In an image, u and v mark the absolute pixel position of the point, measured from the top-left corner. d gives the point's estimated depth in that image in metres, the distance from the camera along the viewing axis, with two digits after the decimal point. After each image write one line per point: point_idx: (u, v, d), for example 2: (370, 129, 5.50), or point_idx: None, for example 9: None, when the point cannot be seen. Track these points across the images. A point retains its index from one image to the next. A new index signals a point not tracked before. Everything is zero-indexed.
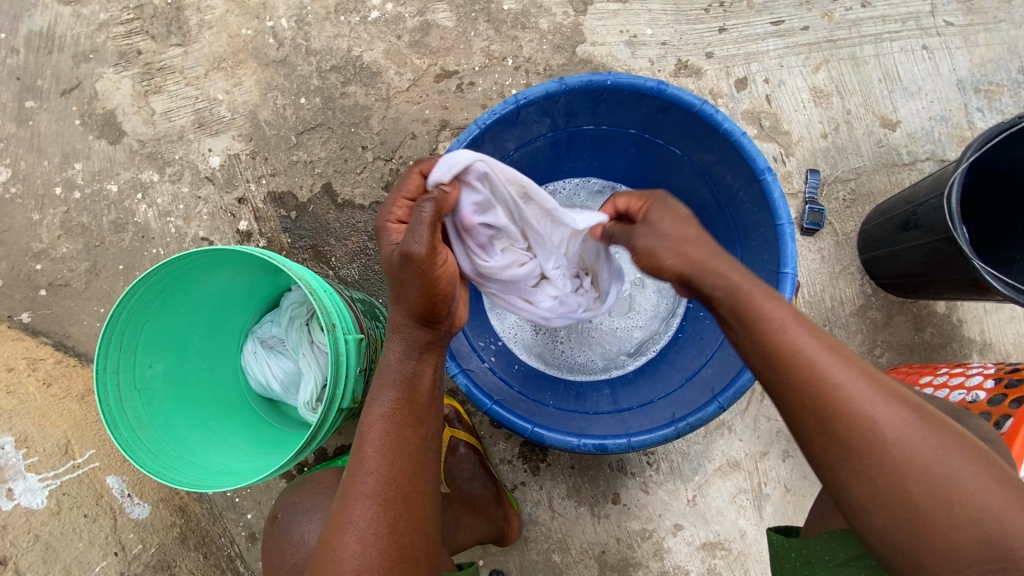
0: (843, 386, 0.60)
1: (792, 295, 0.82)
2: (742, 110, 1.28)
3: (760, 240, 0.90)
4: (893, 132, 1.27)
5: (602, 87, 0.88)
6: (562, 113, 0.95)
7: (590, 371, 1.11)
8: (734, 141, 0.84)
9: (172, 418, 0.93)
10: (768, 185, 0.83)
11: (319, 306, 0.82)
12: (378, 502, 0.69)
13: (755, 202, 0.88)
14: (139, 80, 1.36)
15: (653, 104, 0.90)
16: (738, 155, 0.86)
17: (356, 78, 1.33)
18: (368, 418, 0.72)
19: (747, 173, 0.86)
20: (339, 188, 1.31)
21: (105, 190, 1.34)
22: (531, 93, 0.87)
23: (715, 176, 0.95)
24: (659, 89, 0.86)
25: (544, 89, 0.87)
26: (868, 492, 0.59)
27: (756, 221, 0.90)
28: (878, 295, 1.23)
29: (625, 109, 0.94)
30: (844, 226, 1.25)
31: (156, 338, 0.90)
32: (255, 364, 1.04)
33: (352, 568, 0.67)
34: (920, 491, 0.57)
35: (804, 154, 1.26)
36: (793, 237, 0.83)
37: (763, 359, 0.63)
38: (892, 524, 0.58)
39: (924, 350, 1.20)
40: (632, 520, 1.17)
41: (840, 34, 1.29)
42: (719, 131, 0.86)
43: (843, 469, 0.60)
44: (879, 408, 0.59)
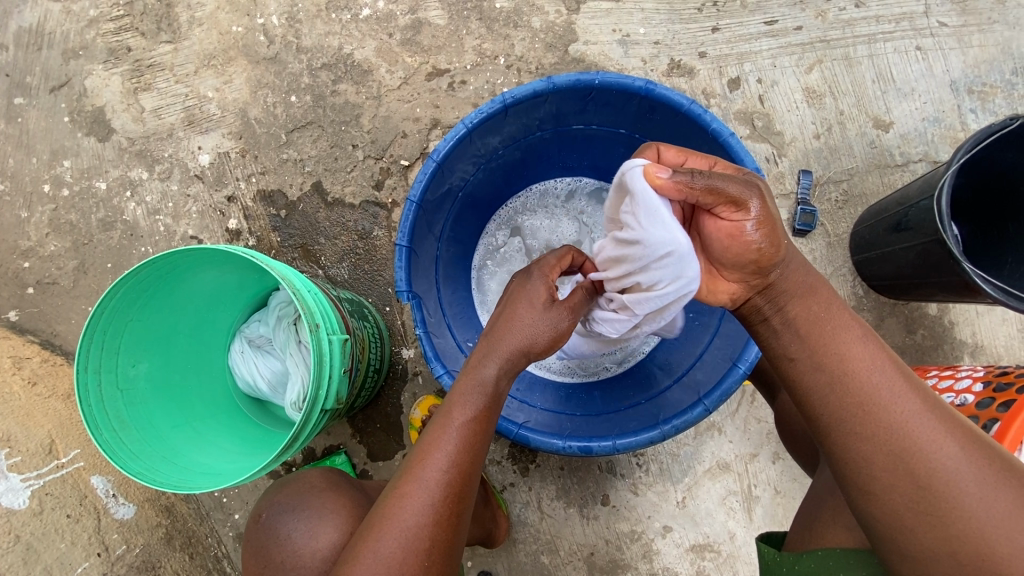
0: (919, 423, 0.63)
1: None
2: (735, 110, 1.27)
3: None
4: (886, 132, 1.26)
5: (590, 87, 0.87)
6: (551, 113, 0.94)
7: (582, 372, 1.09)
8: (722, 142, 0.83)
9: (156, 418, 0.92)
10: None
11: (301, 306, 0.81)
12: (447, 496, 0.69)
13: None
14: (129, 77, 1.35)
15: (642, 103, 0.89)
16: (727, 155, 0.85)
17: (347, 75, 1.32)
18: (453, 412, 0.72)
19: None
20: (329, 187, 1.30)
21: (94, 188, 1.33)
22: (519, 92, 0.86)
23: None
24: (647, 89, 0.85)
25: (531, 88, 0.86)
26: (938, 534, 0.60)
27: None
28: (870, 296, 1.22)
29: (614, 109, 0.93)
30: (836, 227, 1.24)
31: (139, 337, 0.90)
32: (242, 364, 1.03)
33: (418, 545, 0.67)
34: (997, 540, 0.58)
35: (796, 155, 1.26)
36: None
37: (830, 398, 0.67)
38: (958, 570, 0.59)
39: (915, 352, 1.20)
40: (621, 521, 1.17)
41: (834, 34, 1.29)
42: (707, 131, 0.85)
43: (911, 508, 0.61)
44: (955, 452, 0.61)
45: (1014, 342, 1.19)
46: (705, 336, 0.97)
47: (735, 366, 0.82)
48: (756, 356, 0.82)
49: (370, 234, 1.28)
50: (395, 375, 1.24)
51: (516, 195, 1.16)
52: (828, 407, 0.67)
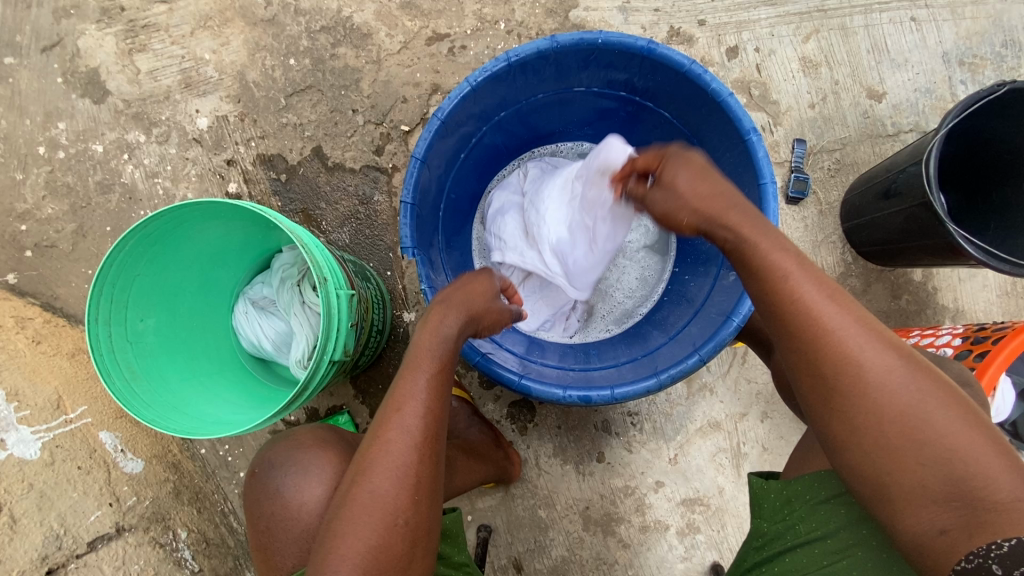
0: (839, 331, 0.65)
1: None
2: (732, 79, 1.29)
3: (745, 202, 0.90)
4: (879, 103, 1.28)
5: (593, 46, 0.87)
6: (551, 73, 0.95)
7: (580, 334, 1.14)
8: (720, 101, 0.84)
9: (164, 371, 0.93)
10: (753, 146, 0.82)
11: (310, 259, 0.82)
12: (421, 434, 0.75)
13: (740, 162, 0.87)
14: (124, 38, 1.33)
15: (643, 63, 0.89)
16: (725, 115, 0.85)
17: (347, 39, 1.31)
18: (426, 326, 0.81)
19: (734, 133, 0.86)
20: (329, 152, 1.30)
21: (91, 150, 1.32)
22: (523, 50, 0.86)
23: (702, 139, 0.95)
24: (649, 48, 0.85)
25: (535, 47, 0.86)
26: (845, 425, 0.64)
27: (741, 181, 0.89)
28: (858, 263, 1.26)
29: (615, 69, 0.94)
30: (828, 196, 1.28)
31: (147, 292, 0.91)
32: (246, 324, 1.06)
33: (412, 439, 0.74)
34: (891, 433, 0.62)
35: (791, 124, 1.28)
36: (776, 196, 0.83)
37: (765, 306, 0.70)
38: (861, 456, 0.64)
39: (899, 316, 1.24)
40: (616, 477, 1.21)
41: (831, 3, 1.30)
42: (705, 91, 0.85)
43: (825, 404, 0.66)
44: (872, 354, 0.64)
45: (993, 308, 1.23)
46: (700, 295, 1.01)
47: (730, 319, 0.85)
48: (749, 312, 0.85)
49: (371, 199, 1.29)
50: (397, 337, 1.26)
51: (515, 159, 1.19)
52: (764, 320, 0.71)
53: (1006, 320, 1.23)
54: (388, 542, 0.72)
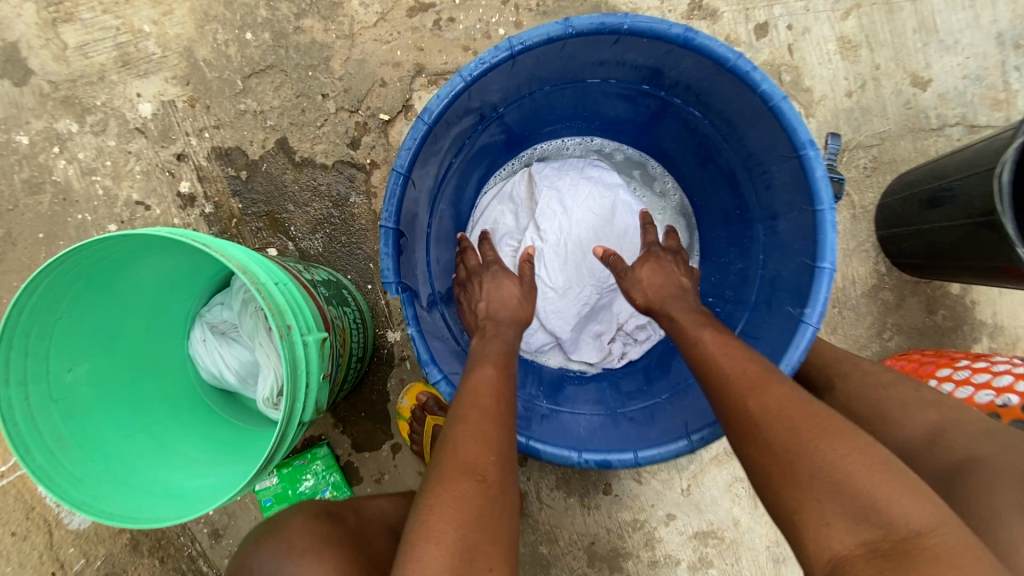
0: (718, 356, 0.70)
1: (829, 294, 0.69)
2: (760, 61, 1.12)
3: (791, 227, 0.75)
4: (923, 92, 1.14)
5: (616, 34, 0.69)
6: (561, 62, 0.78)
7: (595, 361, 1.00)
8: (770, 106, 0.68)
9: (102, 429, 0.79)
10: (809, 162, 0.67)
11: (269, 307, 0.66)
12: (500, 402, 0.71)
13: (789, 178, 0.73)
14: (45, 5, 1.12)
15: (675, 55, 0.73)
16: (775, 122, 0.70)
17: (313, 9, 1.11)
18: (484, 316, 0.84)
19: (784, 147, 0.71)
20: (296, 145, 1.12)
21: (14, 142, 1.12)
22: (529, 38, 0.69)
23: (740, 145, 0.80)
24: (686, 38, 0.67)
25: (544, 33, 0.69)
26: (747, 440, 0.63)
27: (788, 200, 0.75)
28: (892, 274, 1.14)
29: (640, 60, 0.76)
30: (862, 198, 1.14)
31: (72, 338, 0.75)
32: (205, 354, 0.92)
33: (490, 406, 0.70)
34: (773, 437, 0.60)
35: (825, 115, 1.13)
36: (834, 225, 0.68)
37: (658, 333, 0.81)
38: (769, 473, 0.60)
39: (934, 333, 1.13)
40: (624, 510, 1.12)
41: None
42: (751, 93, 0.69)
43: (730, 424, 0.66)
44: (780, 388, 0.64)
45: None
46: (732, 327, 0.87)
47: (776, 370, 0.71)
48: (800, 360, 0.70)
49: (347, 200, 1.13)
50: (379, 360, 1.13)
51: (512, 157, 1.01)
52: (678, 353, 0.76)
53: None
54: (480, 505, 0.60)
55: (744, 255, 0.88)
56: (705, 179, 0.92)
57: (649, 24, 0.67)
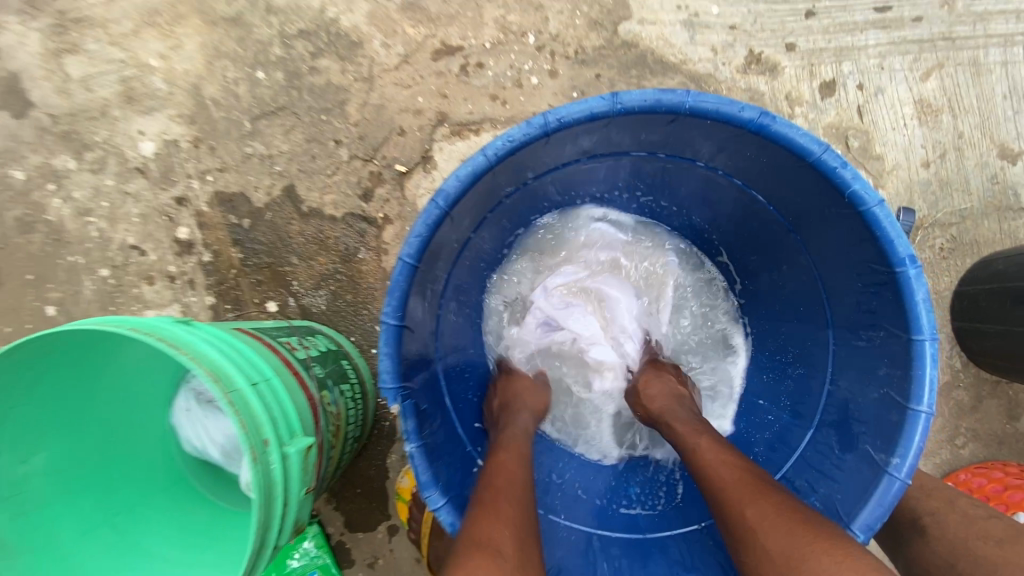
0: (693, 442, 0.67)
1: (922, 444, 0.56)
2: (825, 123, 0.99)
3: (873, 349, 0.63)
4: (1012, 164, 0.99)
5: (672, 112, 0.59)
6: (605, 138, 0.67)
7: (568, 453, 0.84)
8: (861, 211, 0.56)
9: (60, 523, 0.71)
10: (908, 284, 0.55)
11: (240, 422, 0.55)
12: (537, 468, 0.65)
13: (878, 298, 0.60)
14: (51, 34, 1.05)
15: (743, 142, 0.61)
16: (868, 232, 0.57)
17: (331, 48, 1.03)
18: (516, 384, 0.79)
19: (874, 257, 0.58)
20: (305, 194, 1.03)
21: (9, 177, 1.05)
22: (568, 114, 0.59)
23: (815, 243, 0.68)
24: (760, 123, 0.56)
25: (587, 109, 0.58)
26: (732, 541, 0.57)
27: (875, 319, 0.61)
28: (968, 371, 0.99)
29: (698, 139, 0.65)
30: (936, 282, 1.00)
31: (25, 429, 0.66)
32: (189, 425, 0.84)
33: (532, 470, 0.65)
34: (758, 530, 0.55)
35: (897, 187, 0.99)
36: (935, 360, 0.56)
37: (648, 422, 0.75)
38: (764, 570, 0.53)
39: (1015, 443, 0.98)
40: None
41: (960, 30, 1.00)
42: (837, 193, 0.58)
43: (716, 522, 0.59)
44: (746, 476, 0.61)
45: None
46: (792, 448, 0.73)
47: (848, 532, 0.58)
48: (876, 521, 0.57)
49: (354, 256, 1.03)
50: (379, 433, 1.01)
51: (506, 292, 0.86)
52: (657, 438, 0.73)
53: None
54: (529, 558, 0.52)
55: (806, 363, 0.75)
56: (761, 268, 0.80)
57: (715, 106, 0.57)
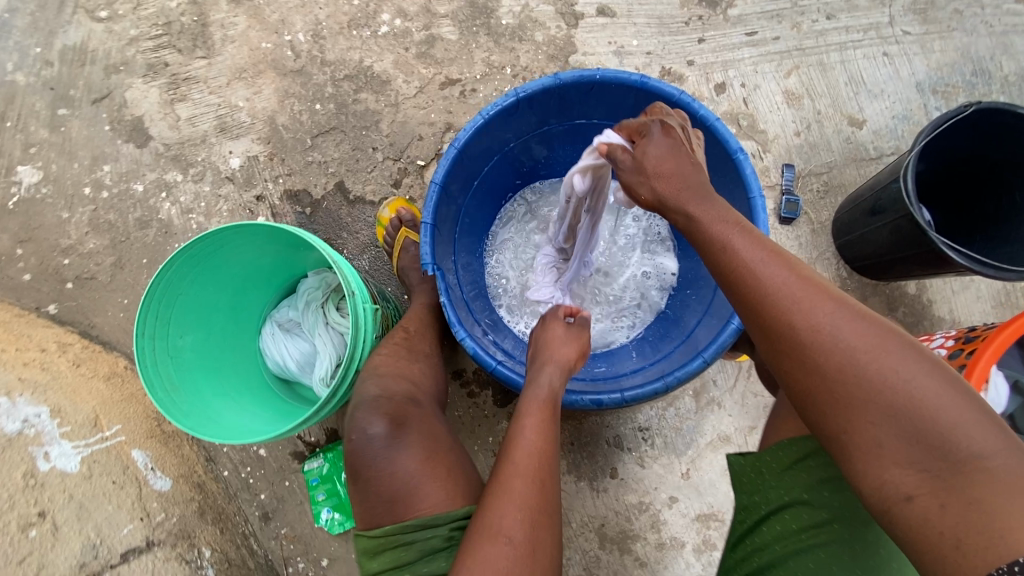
0: (754, 259, 0.70)
1: None
2: (721, 111, 1.40)
3: None
4: (860, 130, 1.38)
5: (592, 81, 0.97)
6: (556, 108, 1.05)
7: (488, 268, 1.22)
8: (708, 126, 0.93)
9: (200, 386, 0.99)
10: (741, 164, 0.91)
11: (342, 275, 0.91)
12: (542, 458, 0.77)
13: (731, 182, 0.96)
14: (166, 89, 1.47)
15: (638, 97, 0.99)
16: (714, 138, 0.94)
17: (368, 86, 1.44)
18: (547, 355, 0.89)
19: (723, 154, 0.95)
20: (351, 187, 1.41)
21: (132, 190, 1.43)
22: (530, 87, 0.97)
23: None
24: (641, 82, 0.95)
25: (541, 84, 0.97)
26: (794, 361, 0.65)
27: (733, 197, 0.97)
28: (853, 278, 1.32)
29: (613, 103, 1.03)
30: (819, 216, 1.35)
31: (188, 311, 0.98)
32: (273, 345, 1.13)
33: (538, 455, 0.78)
34: (828, 354, 0.63)
35: (780, 150, 1.38)
36: (764, 209, 0.90)
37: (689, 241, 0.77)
38: (828, 390, 0.62)
39: (897, 328, 1.29)
40: (630, 493, 1.24)
41: (809, 42, 1.42)
42: (694, 118, 0.95)
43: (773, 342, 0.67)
44: (821, 307, 0.64)
45: (989, 318, 1.29)
46: (704, 306, 1.05)
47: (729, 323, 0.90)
48: None
49: None
50: None
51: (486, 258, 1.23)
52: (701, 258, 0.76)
53: None
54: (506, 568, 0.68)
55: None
56: None
57: (617, 75, 0.95)
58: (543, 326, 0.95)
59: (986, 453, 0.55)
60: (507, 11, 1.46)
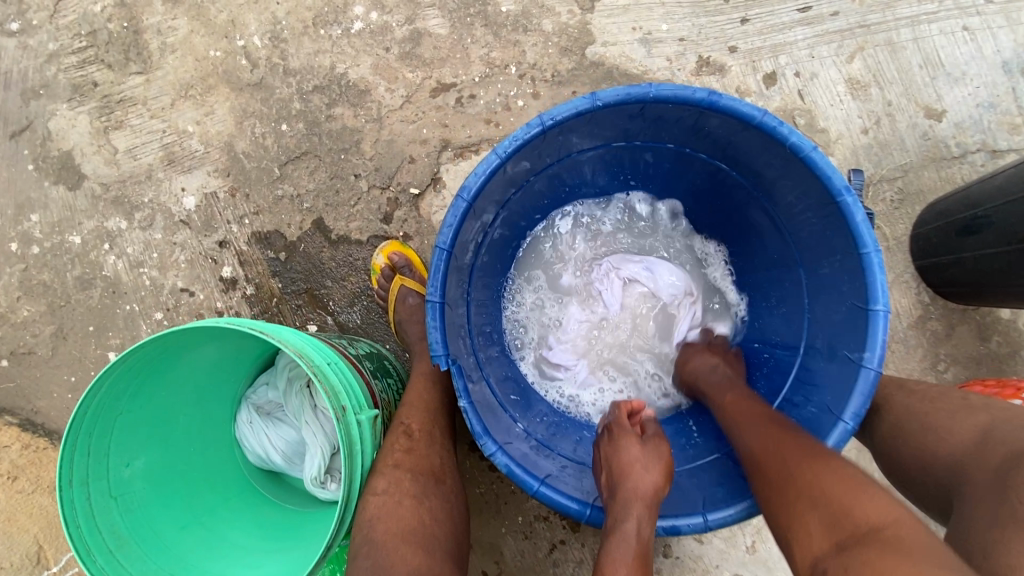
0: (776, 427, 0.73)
1: (886, 339, 0.70)
2: (773, 108, 1.16)
3: (833, 273, 0.77)
4: (939, 123, 1.15)
5: (642, 101, 0.74)
6: (591, 132, 0.82)
7: (507, 301, 0.99)
8: (802, 158, 0.70)
9: (158, 525, 0.79)
10: (848, 208, 0.69)
11: (325, 391, 0.68)
12: None
13: (828, 224, 0.75)
14: (98, 115, 1.21)
15: (700, 117, 0.76)
16: (808, 171, 0.72)
17: (343, 98, 1.19)
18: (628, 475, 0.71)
19: (822, 193, 0.73)
20: (332, 224, 1.17)
21: (68, 242, 1.18)
22: (560, 113, 0.73)
23: (775, 192, 0.82)
24: (710, 100, 0.71)
25: (574, 108, 0.73)
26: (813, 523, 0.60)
27: (832, 246, 0.76)
28: (938, 303, 1.11)
29: (666, 121, 0.80)
30: (893, 230, 1.14)
31: (131, 432, 0.77)
32: (252, 437, 0.91)
33: None
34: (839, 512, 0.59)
35: (844, 153, 1.15)
36: (880, 267, 0.70)
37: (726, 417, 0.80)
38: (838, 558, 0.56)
39: (993, 362, 1.09)
40: (687, 574, 1.06)
41: (873, 18, 1.18)
42: (780, 145, 0.72)
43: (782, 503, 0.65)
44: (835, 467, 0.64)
45: None
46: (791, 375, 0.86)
47: (842, 422, 0.71)
48: (863, 408, 0.71)
49: None
50: None
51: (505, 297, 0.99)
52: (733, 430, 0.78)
53: None
54: None
55: (793, 301, 0.87)
56: (736, 229, 0.96)
57: (676, 93, 0.72)
58: (612, 444, 0.76)
59: (884, 522, 0.56)
60: None
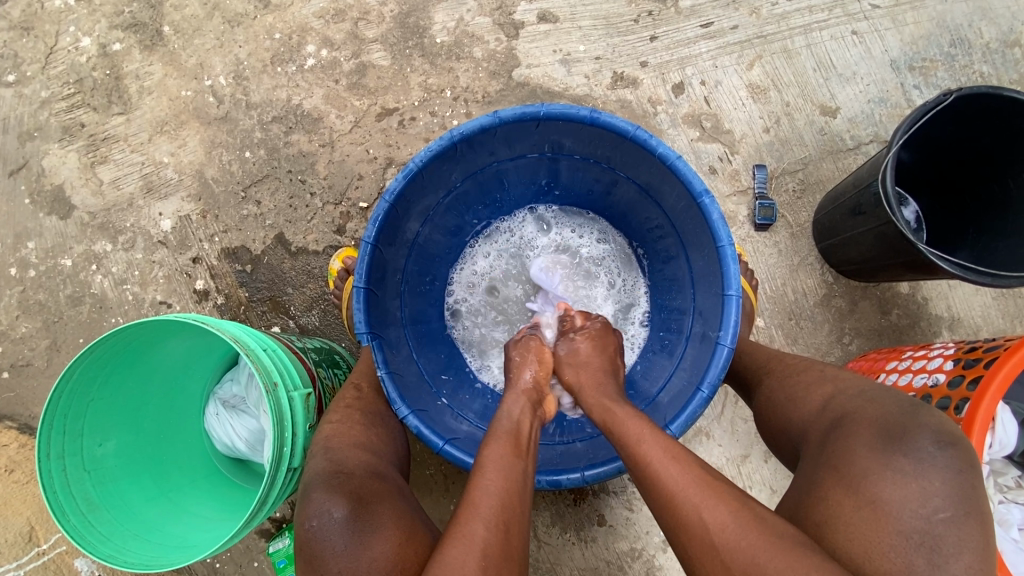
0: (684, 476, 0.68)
1: (739, 318, 0.79)
2: (682, 114, 1.28)
3: (705, 262, 0.86)
4: (834, 119, 1.27)
5: (536, 118, 0.84)
6: (504, 146, 0.92)
7: (599, 240, 1.13)
8: (671, 164, 0.81)
9: (128, 494, 0.91)
10: (706, 208, 0.79)
11: (258, 367, 0.81)
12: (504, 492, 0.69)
13: (696, 222, 0.85)
14: (86, 152, 1.36)
15: (589, 132, 0.86)
16: (676, 178, 0.82)
17: (298, 125, 1.34)
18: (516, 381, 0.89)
19: (687, 196, 0.83)
20: (292, 238, 1.31)
21: (60, 265, 1.33)
22: (466, 127, 0.84)
23: (661, 199, 0.91)
24: (592, 118, 0.82)
25: (479, 123, 0.84)
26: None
27: (701, 240, 0.86)
28: (840, 282, 1.22)
29: (564, 137, 0.90)
30: (797, 218, 1.25)
31: (105, 414, 0.89)
32: (218, 426, 1.01)
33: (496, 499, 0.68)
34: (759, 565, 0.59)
35: (748, 151, 1.26)
36: (735, 257, 0.79)
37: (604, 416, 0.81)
38: None
39: (892, 332, 1.20)
40: (620, 540, 1.16)
41: (769, 28, 1.30)
42: (654, 155, 0.82)
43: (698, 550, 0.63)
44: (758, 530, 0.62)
45: (991, 311, 1.18)
46: (674, 355, 0.95)
47: (699, 390, 0.80)
48: (718, 378, 0.79)
49: None
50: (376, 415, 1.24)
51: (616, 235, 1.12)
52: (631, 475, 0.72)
53: (1004, 322, 1.18)
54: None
55: (681, 293, 0.97)
56: (638, 234, 1.06)
57: (563, 112, 0.82)
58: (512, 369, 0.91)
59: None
60: (440, 28, 1.34)
